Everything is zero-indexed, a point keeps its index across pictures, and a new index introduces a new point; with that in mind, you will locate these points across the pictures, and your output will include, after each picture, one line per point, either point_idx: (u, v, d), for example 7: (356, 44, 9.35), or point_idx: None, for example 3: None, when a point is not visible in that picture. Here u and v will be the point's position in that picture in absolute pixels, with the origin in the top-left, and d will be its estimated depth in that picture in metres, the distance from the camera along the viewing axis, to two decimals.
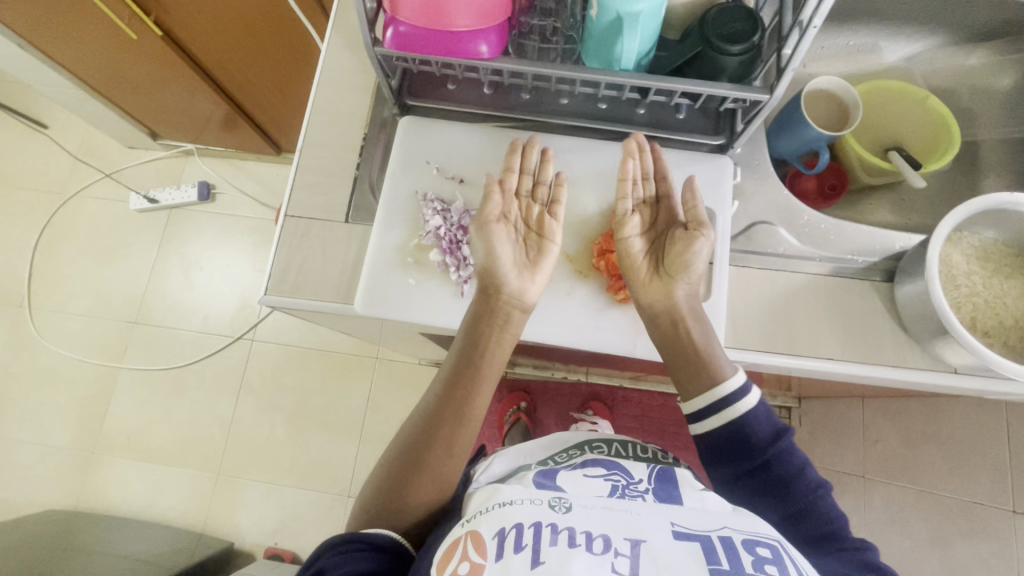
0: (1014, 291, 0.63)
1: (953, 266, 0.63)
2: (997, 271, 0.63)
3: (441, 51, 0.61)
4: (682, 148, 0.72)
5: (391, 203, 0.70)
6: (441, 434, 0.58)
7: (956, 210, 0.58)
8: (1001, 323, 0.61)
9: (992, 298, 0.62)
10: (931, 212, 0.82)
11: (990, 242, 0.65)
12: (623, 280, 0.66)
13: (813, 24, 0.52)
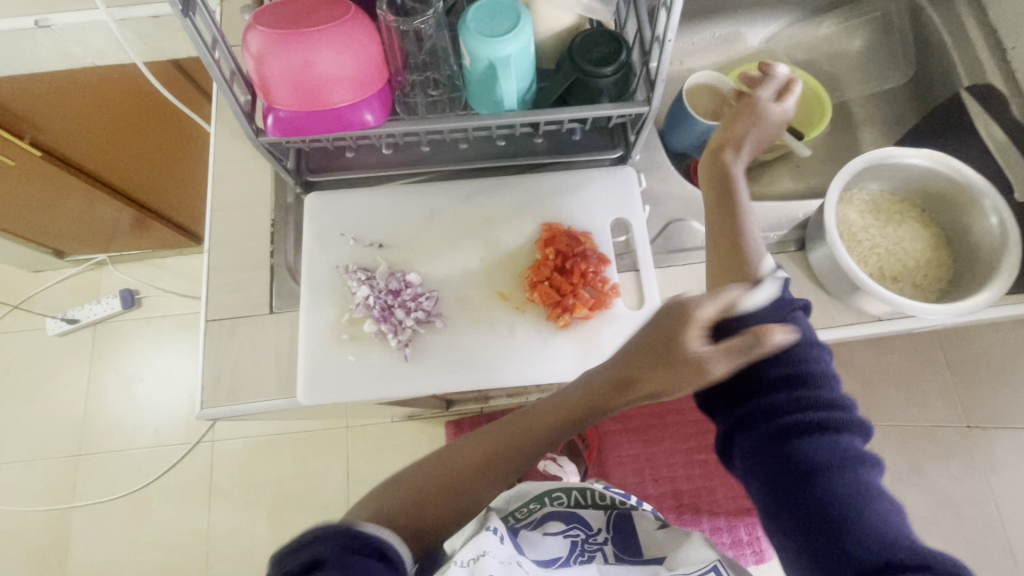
0: (908, 234, 0.68)
1: (851, 224, 0.67)
2: (890, 219, 0.68)
3: (328, 128, 0.61)
4: (587, 166, 0.74)
5: (315, 283, 0.68)
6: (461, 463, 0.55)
7: (841, 173, 0.63)
8: (905, 266, 0.66)
9: (891, 246, 0.67)
10: (825, 172, 0.88)
11: (878, 194, 0.70)
12: (560, 305, 0.66)
13: (667, 38, 0.54)
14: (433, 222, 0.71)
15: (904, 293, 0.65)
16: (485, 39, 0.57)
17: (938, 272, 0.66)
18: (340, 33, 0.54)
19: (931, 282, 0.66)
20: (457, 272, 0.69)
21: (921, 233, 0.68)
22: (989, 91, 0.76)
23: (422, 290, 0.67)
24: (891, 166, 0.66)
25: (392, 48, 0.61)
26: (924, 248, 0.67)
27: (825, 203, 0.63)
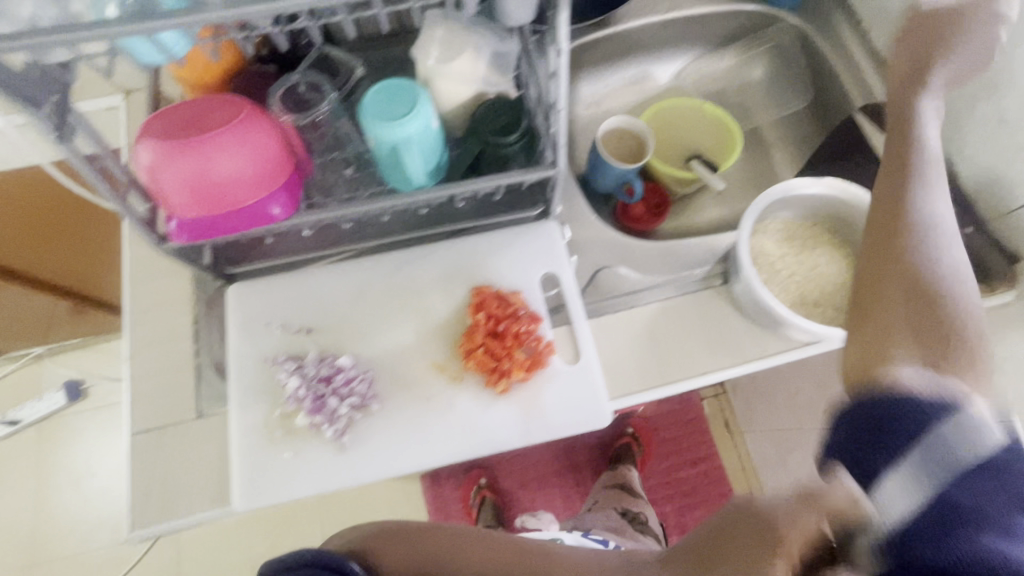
0: (824, 258, 0.70)
1: (768, 254, 0.70)
2: (804, 245, 0.71)
3: (235, 226, 0.59)
4: (511, 225, 0.75)
5: (244, 380, 0.66)
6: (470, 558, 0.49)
7: (749, 210, 0.65)
8: (824, 290, 0.69)
9: (810, 271, 0.70)
10: (746, 198, 0.91)
11: (792, 222, 0.72)
12: (496, 371, 0.65)
13: (558, 106, 0.55)
14: (362, 300, 0.70)
15: (827, 315, 0.67)
16: (383, 126, 0.57)
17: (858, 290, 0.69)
18: (229, 134, 0.53)
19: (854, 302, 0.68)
20: (390, 348, 0.68)
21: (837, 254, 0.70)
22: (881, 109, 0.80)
23: (354, 373, 0.65)
24: (798, 197, 0.69)
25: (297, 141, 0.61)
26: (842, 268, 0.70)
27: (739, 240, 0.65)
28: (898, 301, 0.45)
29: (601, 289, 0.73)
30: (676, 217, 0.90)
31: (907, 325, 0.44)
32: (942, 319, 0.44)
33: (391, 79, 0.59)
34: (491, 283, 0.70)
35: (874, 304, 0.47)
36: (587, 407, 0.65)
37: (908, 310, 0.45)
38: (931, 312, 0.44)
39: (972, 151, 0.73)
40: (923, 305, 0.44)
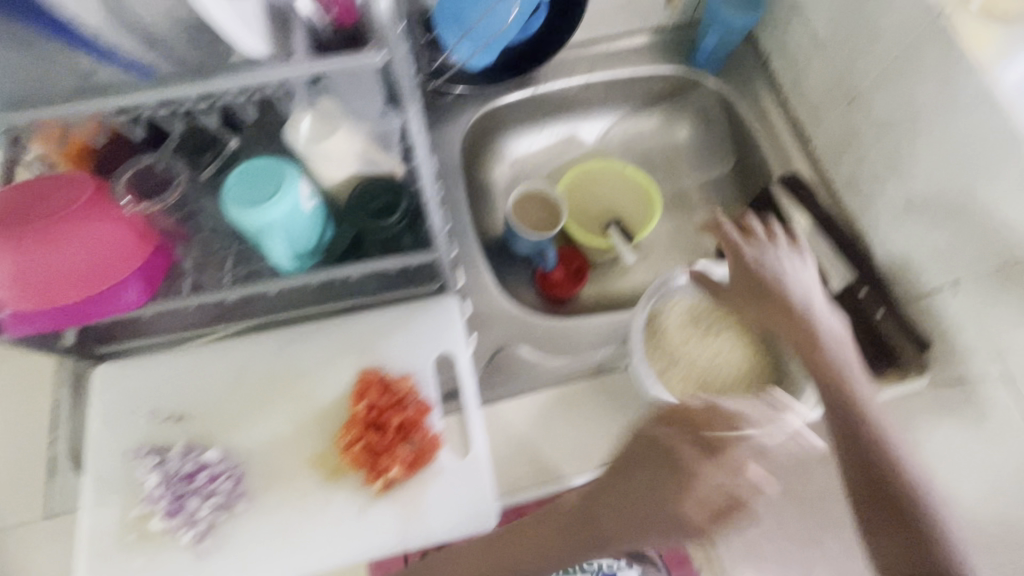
0: (726, 341, 0.68)
1: (670, 338, 0.67)
2: (708, 330, 0.68)
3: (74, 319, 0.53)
4: (408, 300, 0.71)
5: (101, 475, 0.61)
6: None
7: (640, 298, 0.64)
8: (726, 380, 0.66)
9: (711, 356, 0.67)
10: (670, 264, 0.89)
11: (700, 303, 0.70)
12: (374, 468, 0.61)
13: (427, 196, 0.52)
14: (240, 384, 0.66)
15: (730, 403, 0.65)
16: (247, 208, 0.53)
17: (761, 376, 0.67)
18: (70, 223, 0.49)
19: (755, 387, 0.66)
20: (265, 439, 0.63)
21: (739, 337, 0.69)
22: (798, 181, 0.78)
23: (219, 469, 0.60)
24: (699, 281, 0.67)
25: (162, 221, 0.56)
26: (744, 352, 0.68)
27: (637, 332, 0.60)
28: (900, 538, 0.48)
29: (501, 371, 0.69)
30: (598, 283, 0.87)
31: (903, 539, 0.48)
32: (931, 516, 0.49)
33: (255, 158, 0.55)
34: (379, 366, 0.66)
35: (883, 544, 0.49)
36: (471, 507, 0.61)
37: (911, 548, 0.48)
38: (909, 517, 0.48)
39: (884, 231, 0.71)
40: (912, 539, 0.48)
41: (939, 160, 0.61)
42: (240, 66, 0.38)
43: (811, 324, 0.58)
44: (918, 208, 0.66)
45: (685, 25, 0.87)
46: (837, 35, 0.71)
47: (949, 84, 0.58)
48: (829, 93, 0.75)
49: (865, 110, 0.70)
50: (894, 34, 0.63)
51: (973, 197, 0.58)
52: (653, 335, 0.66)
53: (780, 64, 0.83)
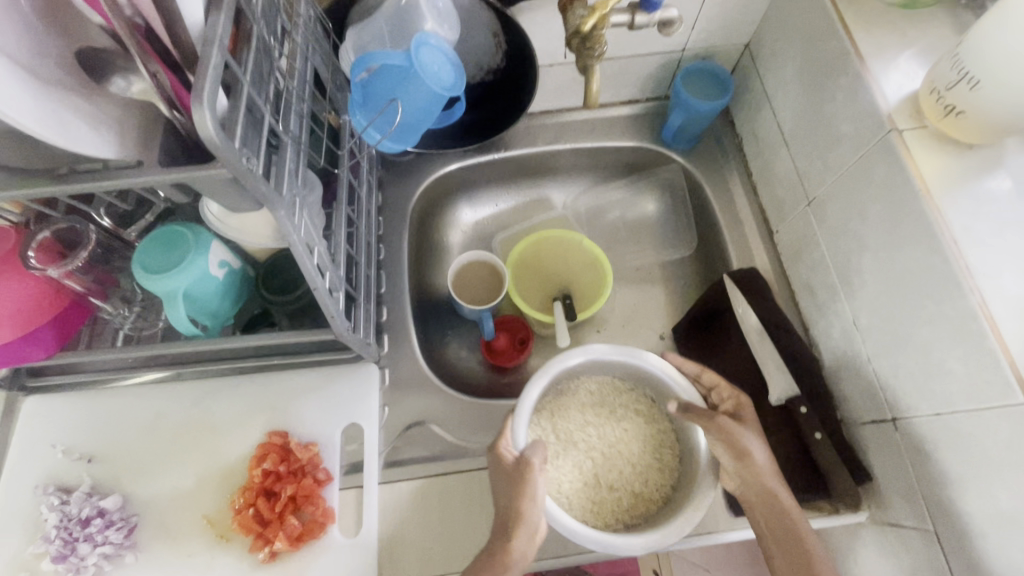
0: (630, 433, 0.64)
1: (566, 420, 0.64)
2: (611, 414, 0.65)
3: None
4: (329, 364, 0.71)
5: (7, 507, 0.63)
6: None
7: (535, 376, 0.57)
8: (636, 488, 0.62)
9: (608, 445, 0.64)
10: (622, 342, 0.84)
11: (606, 382, 0.66)
12: (260, 537, 0.60)
13: (317, 285, 0.51)
14: (154, 431, 0.67)
15: (619, 503, 0.61)
16: (155, 275, 0.54)
17: (659, 477, 0.62)
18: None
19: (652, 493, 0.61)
20: (166, 491, 0.64)
21: (646, 429, 0.64)
22: (752, 277, 0.74)
23: (116, 518, 0.61)
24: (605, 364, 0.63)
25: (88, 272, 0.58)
26: (646, 449, 0.64)
27: (518, 419, 0.57)
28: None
29: (410, 447, 0.68)
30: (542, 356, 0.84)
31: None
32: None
33: (173, 224, 0.56)
34: (283, 432, 0.66)
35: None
36: None
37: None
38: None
39: (834, 345, 0.66)
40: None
41: (882, 287, 0.57)
42: (92, 174, 0.37)
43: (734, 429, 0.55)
44: (862, 330, 0.61)
45: (659, 99, 0.85)
46: (800, 132, 0.67)
47: (892, 209, 0.54)
48: (791, 190, 0.71)
49: (822, 215, 0.65)
50: (847, 144, 0.59)
51: (910, 332, 0.54)
52: (546, 416, 0.63)
53: (752, 149, 0.79)
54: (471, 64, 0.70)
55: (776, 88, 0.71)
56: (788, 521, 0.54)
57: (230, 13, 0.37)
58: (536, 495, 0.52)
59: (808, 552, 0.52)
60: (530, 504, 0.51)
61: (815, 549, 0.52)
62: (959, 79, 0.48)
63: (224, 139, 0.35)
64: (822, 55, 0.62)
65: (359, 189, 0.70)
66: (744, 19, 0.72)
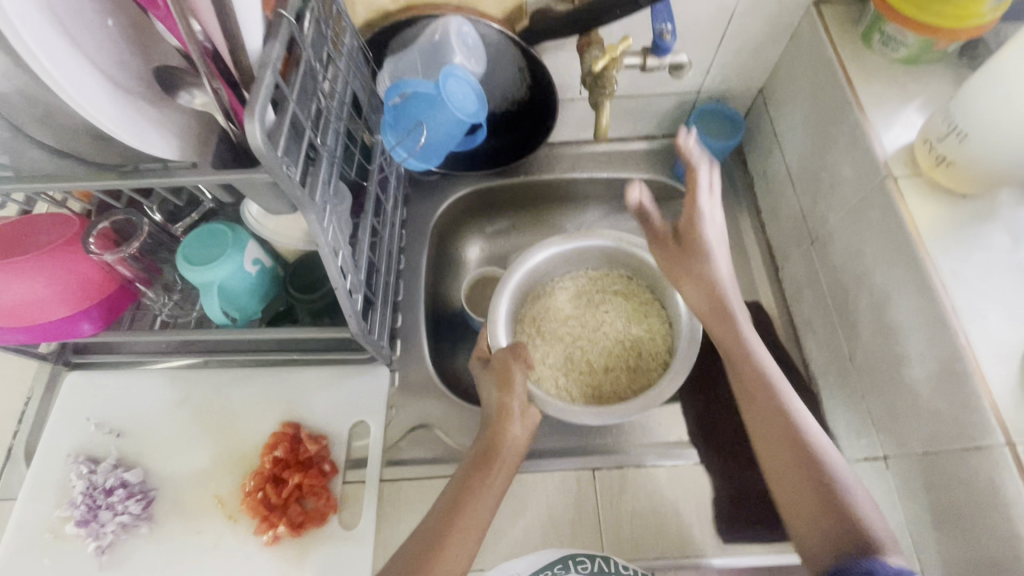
0: (611, 315, 0.79)
1: (556, 322, 0.80)
2: (588, 300, 0.81)
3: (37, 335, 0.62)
4: (343, 363, 0.75)
5: (42, 472, 0.68)
6: (451, 549, 0.53)
7: (500, 286, 0.72)
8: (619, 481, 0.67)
9: (595, 330, 0.79)
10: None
11: (581, 275, 0.82)
12: (265, 520, 0.64)
13: (339, 285, 0.56)
14: (178, 413, 0.72)
15: (619, 380, 0.75)
16: (196, 268, 0.60)
17: (656, 342, 0.76)
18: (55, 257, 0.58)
19: (643, 368, 0.75)
20: (183, 470, 0.69)
21: (633, 314, 0.79)
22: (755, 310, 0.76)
23: (136, 490, 0.66)
24: (568, 253, 0.79)
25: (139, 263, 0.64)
26: (628, 323, 0.79)
27: (495, 322, 0.71)
28: (801, 483, 0.52)
29: (412, 448, 0.71)
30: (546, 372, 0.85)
31: (792, 466, 0.53)
32: (815, 459, 0.52)
33: (215, 223, 0.62)
34: (295, 423, 0.70)
35: (793, 515, 0.52)
36: None
37: (823, 522, 0.49)
38: (814, 471, 0.52)
39: (832, 382, 0.67)
40: (815, 481, 0.51)
41: (877, 325, 0.58)
42: (153, 174, 0.43)
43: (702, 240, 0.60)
44: (858, 367, 0.62)
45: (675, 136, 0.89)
46: (806, 173, 0.71)
47: (886, 251, 0.56)
48: (796, 228, 0.73)
49: (824, 254, 0.67)
50: (847, 187, 0.62)
51: (900, 370, 0.55)
52: (537, 316, 0.80)
53: (762, 187, 0.82)
54: (497, 95, 0.76)
55: (785, 131, 0.75)
56: (770, 391, 0.56)
57: (283, 43, 0.43)
58: (513, 392, 0.64)
59: (794, 428, 0.54)
60: (507, 397, 0.64)
61: (798, 421, 0.54)
62: (950, 132, 0.51)
63: (269, 149, 0.41)
64: (826, 103, 0.65)
65: (385, 202, 0.75)
66: (757, 66, 0.76)
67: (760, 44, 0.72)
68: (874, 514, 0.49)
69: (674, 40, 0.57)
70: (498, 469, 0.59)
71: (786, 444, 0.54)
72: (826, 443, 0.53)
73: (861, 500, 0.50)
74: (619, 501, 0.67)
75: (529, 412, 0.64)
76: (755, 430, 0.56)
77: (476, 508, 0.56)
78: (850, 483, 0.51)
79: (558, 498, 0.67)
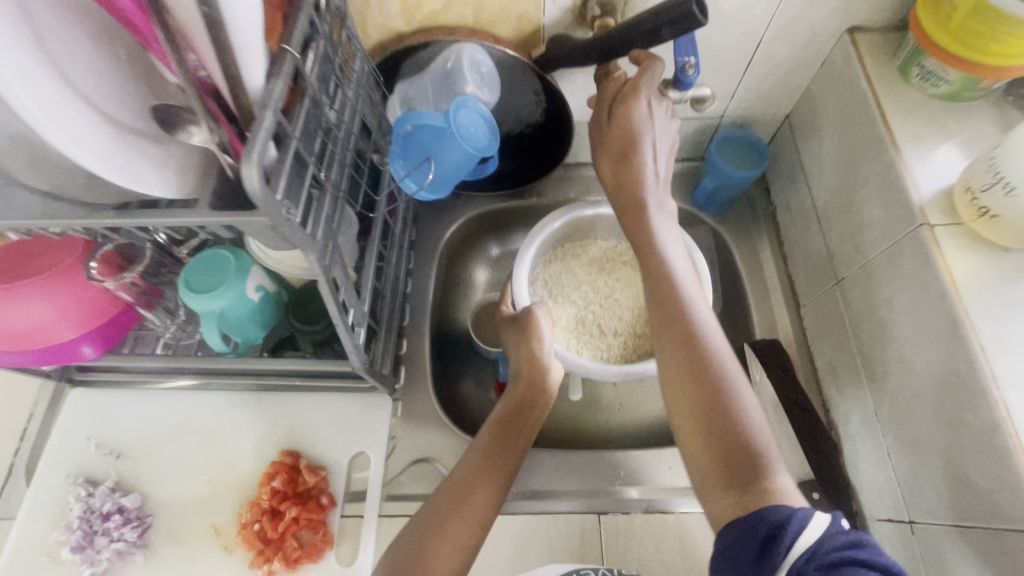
0: (622, 284, 0.82)
1: (568, 285, 0.82)
2: (602, 269, 0.83)
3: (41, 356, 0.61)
4: (345, 390, 0.73)
5: (40, 492, 0.68)
6: (476, 497, 0.58)
7: (526, 244, 0.74)
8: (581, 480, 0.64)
9: (606, 296, 0.82)
10: (639, 394, 0.81)
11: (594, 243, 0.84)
12: (260, 553, 0.62)
13: (339, 321, 0.54)
14: (178, 435, 0.71)
15: (626, 345, 0.79)
16: (197, 295, 0.59)
17: None
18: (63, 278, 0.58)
19: (643, 337, 0.79)
20: (180, 497, 0.67)
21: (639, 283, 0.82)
22: (774, 349, 0.72)
23: (132, 516, 0.65)
24: (587, 223, 0.80)
25: (140, 289, 0.62)
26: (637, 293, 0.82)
27: (521, 282, 0.73)
28: (693, 410, 0.46)
29: (413, 482, 0.69)
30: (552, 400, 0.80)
31: (694, 411, 0.46)
32: (722, 387, 0.46)
33: (221, 249, 0.61)
34: (294, 452, 0.69)
35: (685, 423, 0.47)
36: None
37: (709, 427, 0.45)
38: (710, 390, 0.46)
39: (853, 431, 0.64)
40: (704, 396, 0.46)
41: (908, 381, 0.55)
42: (151, 211, 0.42)
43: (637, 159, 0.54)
44: (885, 421, 0.58)
45: (695, 160, 0.85)
46: (834, 209, 0.67)
47: (919, 304, 0.53)
48: (821, 265, 0.70)
49: (849, 296, 0.64)
50: (878, 229, 0.59)
51: (931, 431, 0.52)
52: (553, 280, 0.81)
53: (784, 218, 0.79)
54: (513, 118, 0.73)
55: (812, 163, 0.71)
56: (672, 295, 0.52)
57: (286, 80, 0.41)
58: (542, 341, 0.68)
59: (698, 348, 0.48)
60: (537, 346, 0.68)
61: (708, 343, 0.49)
62: (995, 182, 0.48)
63: (266, 193, 0.39)
64: (858, 138, 0.62)
65: (393, 226, 0.73)
66: (784, 93, 0.72)
67: (788, 71, 0.69)
68: (765, 429, 0.45)
69: (697, 75, 0.55)
70: (526, 417, 0.65)
71: (686, 364, 0.48)
72: (739, 383, 0.46)
73: (750, 404, 0.46)
74: (626, 549, 0.64)
75: (553, 371, 0.67)
76: (666, 349, 0.50)
77: (502, 459, 0.61)
78: (747, 399, 0.46)
79: (561, 544, 0.65)
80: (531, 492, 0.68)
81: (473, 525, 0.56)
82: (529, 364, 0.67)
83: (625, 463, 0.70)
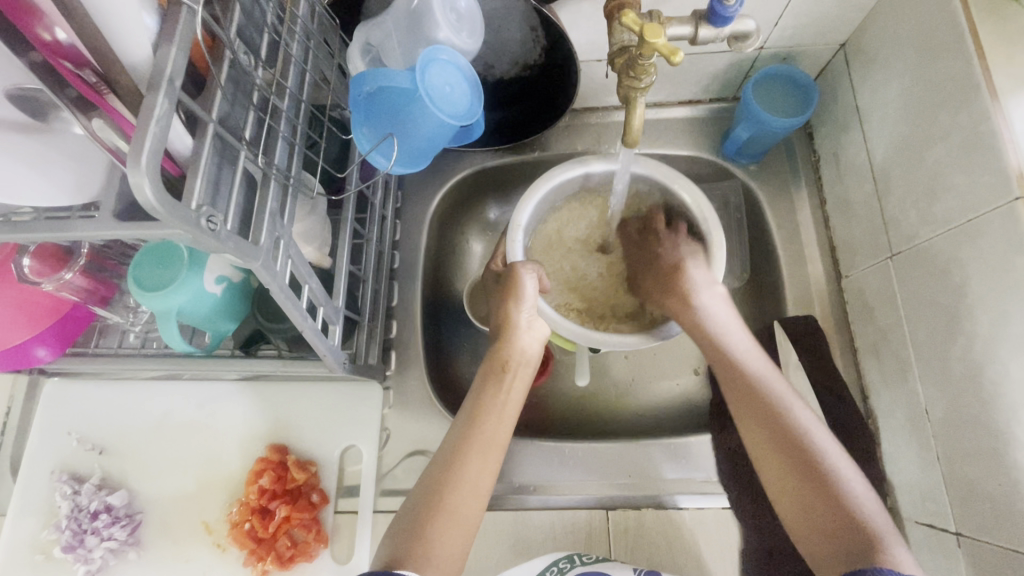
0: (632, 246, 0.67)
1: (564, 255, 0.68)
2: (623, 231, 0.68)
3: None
4: (330, 379, 0.67)
5: (27, 490, 0.65)
6: (468, 471, 0.47)
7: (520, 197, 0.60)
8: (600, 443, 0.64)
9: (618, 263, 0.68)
10: (654, 370, 0.74)
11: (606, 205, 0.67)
12: (253, 554, 0.60)
13: (303, 326, 0.46)
14: (160, 429, 0.67)
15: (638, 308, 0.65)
16: (151, 293, 0.50)
17: None
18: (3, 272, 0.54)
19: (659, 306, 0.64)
20: (170, 492, 0.65)
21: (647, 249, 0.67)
22: (811, 330, 0.63)
23: (121, 515, 0.63)
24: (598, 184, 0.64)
25: (84, 288, 0.55)
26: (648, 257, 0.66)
27: (514, 236, 0.60)
28: (787, 475, 0.46)
29: (408, 477, 0.65)
30: (556, 379, 0.74)
31: (792, 483, 0.45)
32: (817, 463, 0.45)
33: (170, 240, 0.52)
34: (282, 447, 0.64)
35: (778, 490, 0.46)
36: None
37: (807, 494, 0.44)
38: (800, 453, 0.46)
39: (894, 425, 0.57)
40: (805, 466, 0.45)
41: (975, 383, 0.47)
42: (45, 223, 0.33)
43: (684, 290, 0.57)
44: (937, 423, 0.51)
45: (726, 101, 0.72)
46: (898, 168, 0.55)
47: (1001, 294, 0.44)
48: (873, 234, 0.59)
49: (905, 275, 0.54)
50: (958, 199, 0.48)
51: (1000, 445, 0.44)
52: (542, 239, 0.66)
53: (831, 172, 0.66)
54: (506, 58, 0.61)
55: (872, 108, 0.58)
56: (747, 380, 0.51)
57: (183, 46, 0.31)
58: (523, 304, 0.55)
59: (786, 425, 0.47)
60: (515, 308, 0.55)
61: (783, 401, 0.49)
62: None
63: (171, 204, 0.29)
64: (938, 82, 0.49)
65: (372, 196, 0.63)
66: (842, 16, 0.58)
67: None
68: (866, 499, 0.43)
69: (740, 6, 0.42)
70: (508, 382, 0.53)
71: (772, 431, 0.48)
72: (837, 460, 0.45)
73: (845, 469, 0.45)
74: (636, 544, 0.61)
75: (537, 329, 0.56)
76: (747, 421, 0.49)
77: (488, 431, 0.50)
78: (847, 473, 0.45)
79: (566, 539, 0.61)
80: (535, 487, 0.63)
81: (470, 506, 0.46)
82: (504, 327, 0.55)
83: (637, 456, 0.64)
